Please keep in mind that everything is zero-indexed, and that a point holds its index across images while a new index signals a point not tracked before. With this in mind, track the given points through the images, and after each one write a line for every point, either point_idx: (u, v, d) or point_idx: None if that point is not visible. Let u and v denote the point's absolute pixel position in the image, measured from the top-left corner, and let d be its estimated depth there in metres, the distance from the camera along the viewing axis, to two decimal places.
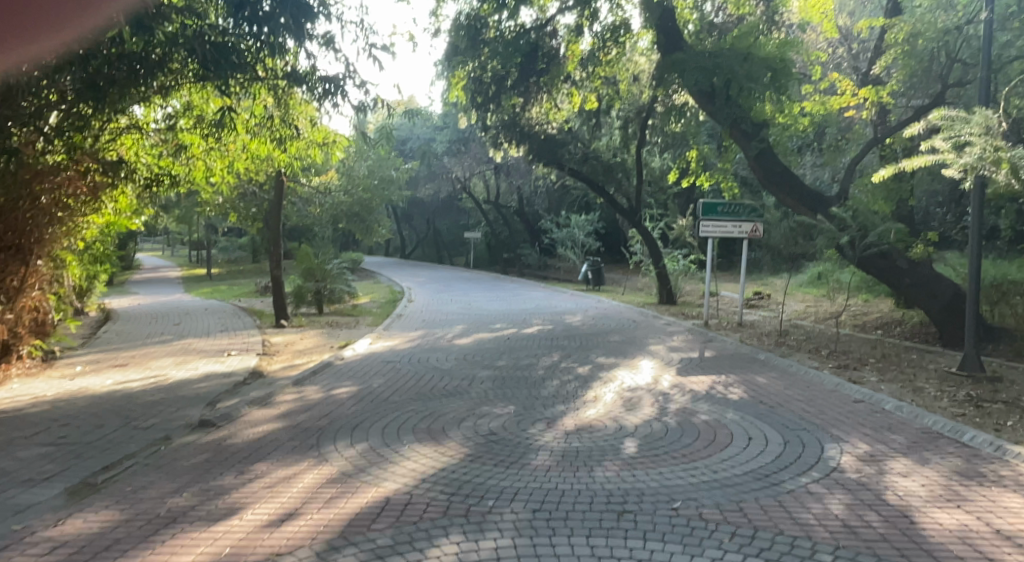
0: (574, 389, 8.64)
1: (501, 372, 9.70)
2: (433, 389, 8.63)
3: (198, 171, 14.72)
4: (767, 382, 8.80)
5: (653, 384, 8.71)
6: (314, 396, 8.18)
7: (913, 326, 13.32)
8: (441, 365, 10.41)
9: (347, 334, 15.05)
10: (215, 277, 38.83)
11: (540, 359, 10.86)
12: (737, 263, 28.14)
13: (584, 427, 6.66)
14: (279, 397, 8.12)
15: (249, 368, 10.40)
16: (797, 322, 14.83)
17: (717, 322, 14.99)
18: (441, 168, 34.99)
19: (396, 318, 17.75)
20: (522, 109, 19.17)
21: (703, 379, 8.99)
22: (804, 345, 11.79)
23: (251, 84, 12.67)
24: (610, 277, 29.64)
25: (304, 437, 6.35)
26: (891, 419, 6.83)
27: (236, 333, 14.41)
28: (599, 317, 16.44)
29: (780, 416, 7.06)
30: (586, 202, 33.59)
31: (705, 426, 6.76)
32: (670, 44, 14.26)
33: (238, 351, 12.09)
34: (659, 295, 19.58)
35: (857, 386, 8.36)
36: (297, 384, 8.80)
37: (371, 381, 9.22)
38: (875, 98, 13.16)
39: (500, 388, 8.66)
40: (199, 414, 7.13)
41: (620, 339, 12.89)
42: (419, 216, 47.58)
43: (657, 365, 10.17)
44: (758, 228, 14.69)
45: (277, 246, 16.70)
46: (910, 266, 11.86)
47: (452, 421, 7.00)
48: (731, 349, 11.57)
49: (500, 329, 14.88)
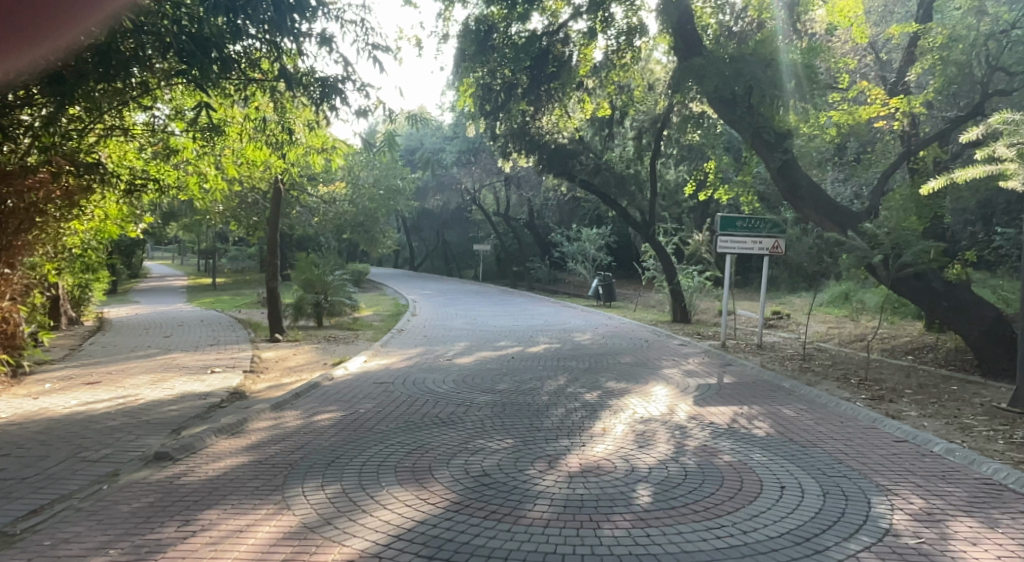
0: (582, 418, 7.85)
1: (502, 398, 8.91)
2: (425, 416, 7.85)
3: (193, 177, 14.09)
4: (795, 415, 7.95)
5: (668, 415, 7.89)
6: (293, 423, 7.42)
7: (947, 352, 12.45)
8: (438, 387, 9.62)
9: (343, 349, 14.29)
10: (220, 286, 38.29)
11: (544, 382, 10.06)
12: (754, 281, 27.27)
13: (590, 468, 5.84)
14: (254, 423, 7.36)
15: (230, 388, 9.66)
16: (821, 346, 13.94)
17: (735, 343, 14.13)
18: (450, 178, 34.35)
19: (397, 333, 16.98)
20: (533, 118, 18.47)
21: (724, 410, 8.16)
22: (830, 371, 10.94)
23: (245, 86, 12.03)
24: (622, 292, 28.82)
25: (269, 475, 5.58)
26: (944, 466, 6.00)
27: (227, 348, 13.70)
28: (609, 336, 15.60)
29: (814, 459, 6.22)
30: (598, 215, 32.83)
31: (728, 469, 5.92)
32: (688, 49, 13.51)
33: (223, 367, 11.36)
34: (673, 313, 18.73)
35: (898, 423, 7.52)
36: (277, 409, 8.03)
37: (359, 405, 8.45)
38: (907, 108, 12.35)
39: (500, 417, 7.88)
40: (159, 445, 6.38)
41: (631, 361, 12.06)
42: (428, 227, 46.97)
43: (671, 392, 9.33)
44: (779, 244, 13.81)
45: (276, 257, 15.98)
46: (947, 289, 11.02)
47: (441, 457, 6.21)
48: (751, 375, 10.73)
49: (505, 347, 14.07)
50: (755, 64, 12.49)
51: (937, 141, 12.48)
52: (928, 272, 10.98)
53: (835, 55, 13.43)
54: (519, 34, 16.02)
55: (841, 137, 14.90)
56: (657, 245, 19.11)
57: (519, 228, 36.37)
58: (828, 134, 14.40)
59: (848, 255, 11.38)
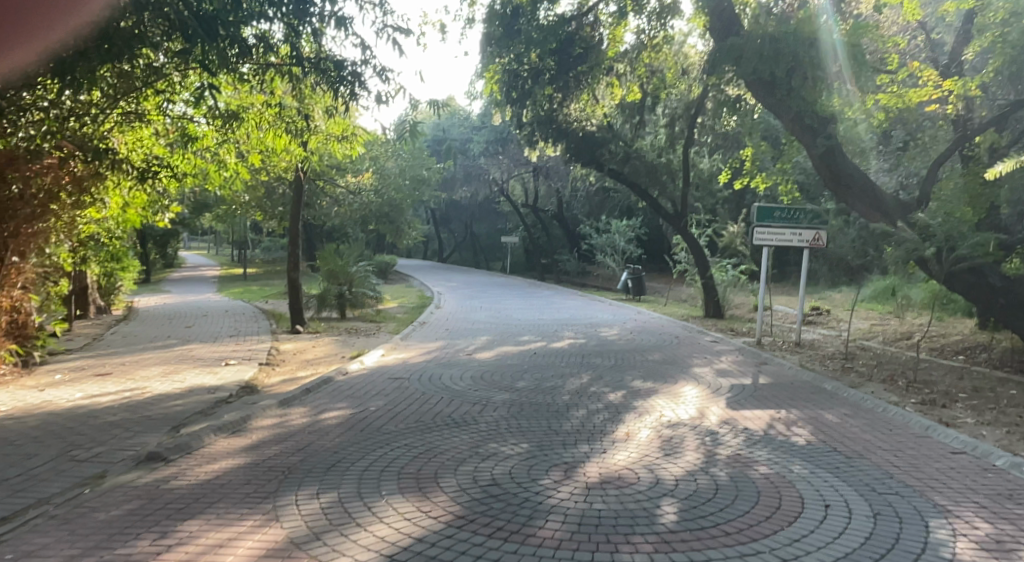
0: (605, 420, 7.35)
1: (521, 397, 8.45)
2: (439, 415, 7.42)
3: (213, 165, 13.84)
4: (838, 422, 7.33)
5: (697, 419, 7.34)
6: (298, 422, 7.02)
7: (1001, 353, 11.65)
8: (455, 384, 9.19)
9: (363, 343, 13.95)
10: (249, 277, 38.39)
11: (567, 380, 9.56)
12: (791, 275, 26.38)
13: (610, 479, 5.34)
14: (258, 421, 6.97)
15: (241, 381, 9.32)
16: (863, 344, 13.17)
17: (771, 340, 13.42)
18: (478, 169, 33.92)
19: (419, 326, 16.61)
20: (561, 105, 17.91)
21: (759, 414, 7.56)
22: (875, 372, 10.22)
23: (263, 70, 11.69)
24: (652, 286, 28.13)
25: (263, 480, 5.17)
26: (1011, 485, 5.39)
27: (246, 339, 13.44)
28: (638, 332, 14.99)
29: (863, 474, 5.62)
30: (628, 207, 32.15)
31: (765, 483, 5.36)
32: (725, 30, 12.84)
33: (238, 360, 11.06)
34: (705, 308, 18.03)
35: (954, 432, 6.88)
36: (283, 405, 7.64)
37: (371, 403, 8.03)
38: (962, 91, 11.58)
39: (518, 417, 7.41)
40: (154, 443, 6.01)
41: (660, 358, 11.46)
42: (456, 219, 46.68)
43: (702, 393, 8.74)
44: (820, 236, 13.02)
45: (297, 248, 15.68)
46: (1004, 285, 10.26)
47: (450, 462, 5.75)
48: (789, 375, 10.07)
49: (528, 342, 13.58)
50: (798, 43, 11.78)
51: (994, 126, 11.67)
52: (984, 267, 10.21)
53: (883, 34, 12.65)
54: (547, 17, 15.48)
55: (888, 123, 14.08)
56: (689, 237, 18.42)
57: (547, 220, 35.83)
58: (874, 120, 13.61)
59: (896, 248, 10.63)
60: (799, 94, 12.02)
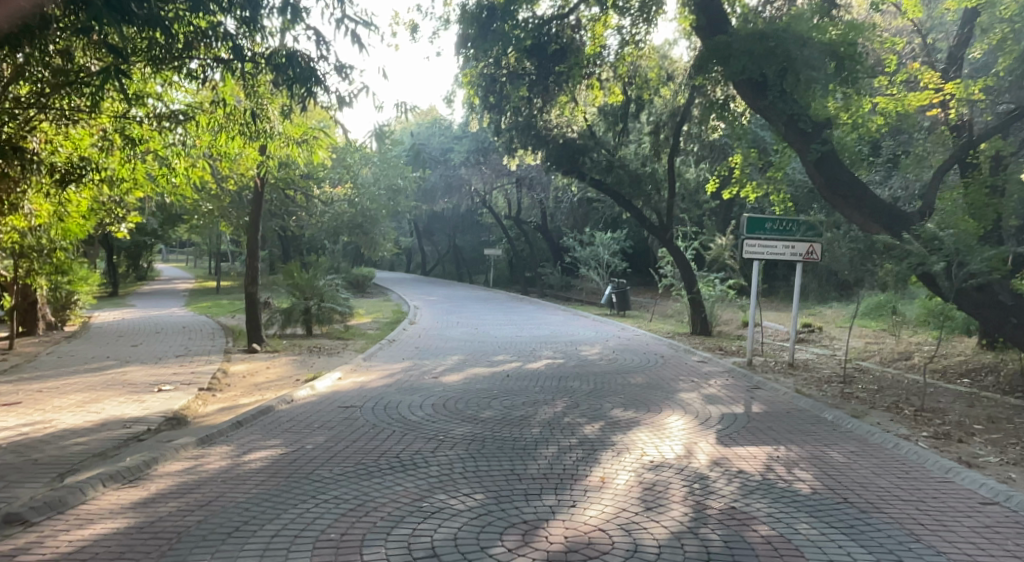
0: (577, 460, 6.33)
1: (484, 430, 7.41)
2: (383, 456, 6.36)
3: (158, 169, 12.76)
4: (845, 462, 6.36)
5: (684, 459, 6.35)
6: (215, 466, 5.95)
7: (1010, 374, 10.79)
8: (412, 413, 8.14)
9: (322, 363, 12.85)
10: (222, 291, 37.07)
11: (538, 408, 8.54)
12: (780, 290, 25.54)
13: (577, 547, 4.31)
14: (167, 465, 5.91)
15: (169, 411, 8.23)
16: (860, 365, 12.25)
17: (762, 361, 12.47)
18: (458, 180, 33.02)
19: (387, 344, 15.52)
20: (541, 111, 17.00)
21: (755, 453, 6.58)
22: (877, 399, 9.29)
23: (206, 64, 10.65)
24: (637, 300, 27.20)
25: (139, 553, 4.10)
26: None
27: (193, 360, 12.32)
28: (620, 351, 13.99)
29: (883, 536, 4.65)
30: (613, 219, 31.31)
31: (767, 551, 4.36)
32: (713, 29, 12.04)
33: (175, 385, 9.95)
34: (692, 325, 17.10)
35: (979, 474, 5.95)
36: (204, 444, 6.55)
37: (309, 439, 6.96)
38: (963, 95, 10.86)
39: (476, 458, 6.37)
40: (23, 498, 4.93)
41: (643, 382, 10.45)
42: (439, 231, 45.64)
43: (689, 425, 7.74)
44: (815, 249, 12.23)
45: (256, 262, 14.57)
46: (1016, 303, 9.40)
47: (383, 522, 4.71)
48: (784, 402, 9.11)
49: (501, 362, 12.54)
50: (791, 41, 11.01)
51: (999, 132, 10.88)
52: (995, 283, 9.35)
53: (880, 34, 11.89)
54: (526, 21, 14.67)
55: (886, 128, 13.27)
56: (674, 249, 17.52)
57: (531, 233, 34.91)
58: (871, 125, 12.79)
59: (898, 262, 9.75)
60: (789, 96, 11.23)
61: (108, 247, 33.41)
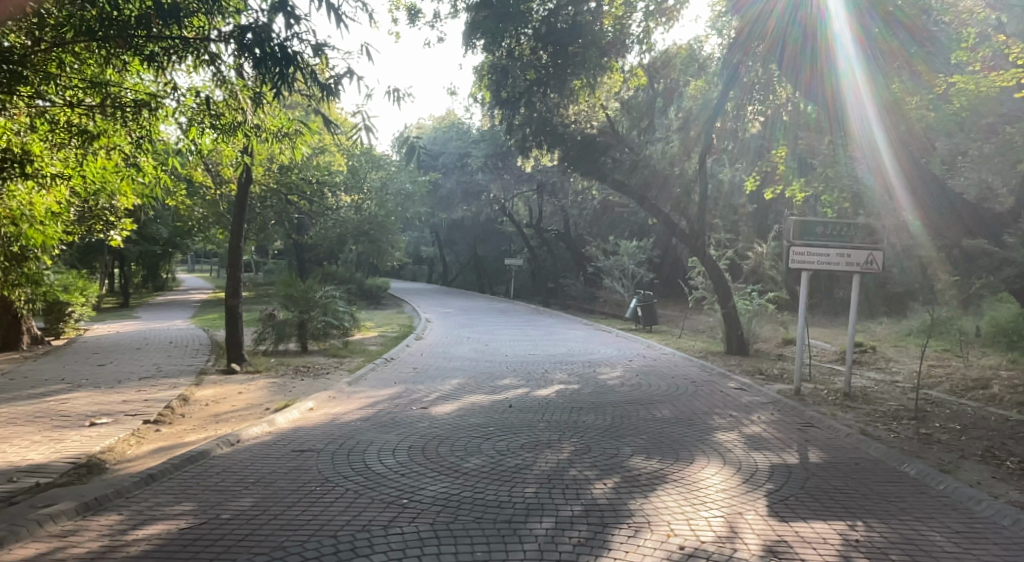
0: (578, 543, 4.63)
1: (464, 490, 5.73)
2: (317, 533, 4.74)
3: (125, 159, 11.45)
4: (954, 553, 4.58)
5: (725, 545, 4.63)
6: (83, 550, 4.40)
7: None
8: (380, 462, 6.53)
9: (304, 387, 11.28)
10: None
11: (538, 454, 6.85)
12: (823, 305, 23.49)
13: None
14: (19, 549, 4.40)
15: (83, 456, 6.71)
16: (932, 396, 10.35)
17: (812, 390, 10.61)
18: (476, 186, 31.55)
19: (383, 363, 13.93)
20: (558, 105, 15.44)
21: (823, 534, 4.84)
22: (966, 444, 7.45)
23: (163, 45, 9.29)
24: (665, 314, 25.35)
25: None
26: None
27: (155, 384, 10.83)
28: (644, 374, 12.24)
29: None
30: (640, 227, 29.55)
31: None
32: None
33: (113, 417, 8.45)
34: (727, 344, 15.27)
35: None
36: (89, 512, 5.03)
37: (235, 501, 5.38)
38: None
39: (442, 538, 4.71)
40: None
41: (671, 417, 8.71)
42: (460, 241, 44.23)
43: (730, 482, 6.00)
44: (876, 256, 10.29)
45: (237, 271, 13.08)
46: None
47: None
48: (849, 447, 7.32)
49: (505, 388, 10.85)
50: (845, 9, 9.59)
51: None
52: None
53: None
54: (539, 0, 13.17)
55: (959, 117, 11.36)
56: (707, 259, 15.70)
57: (552, 242, 33.22)
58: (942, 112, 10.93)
59: None
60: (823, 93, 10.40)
61: (117, 258, 32.42)
